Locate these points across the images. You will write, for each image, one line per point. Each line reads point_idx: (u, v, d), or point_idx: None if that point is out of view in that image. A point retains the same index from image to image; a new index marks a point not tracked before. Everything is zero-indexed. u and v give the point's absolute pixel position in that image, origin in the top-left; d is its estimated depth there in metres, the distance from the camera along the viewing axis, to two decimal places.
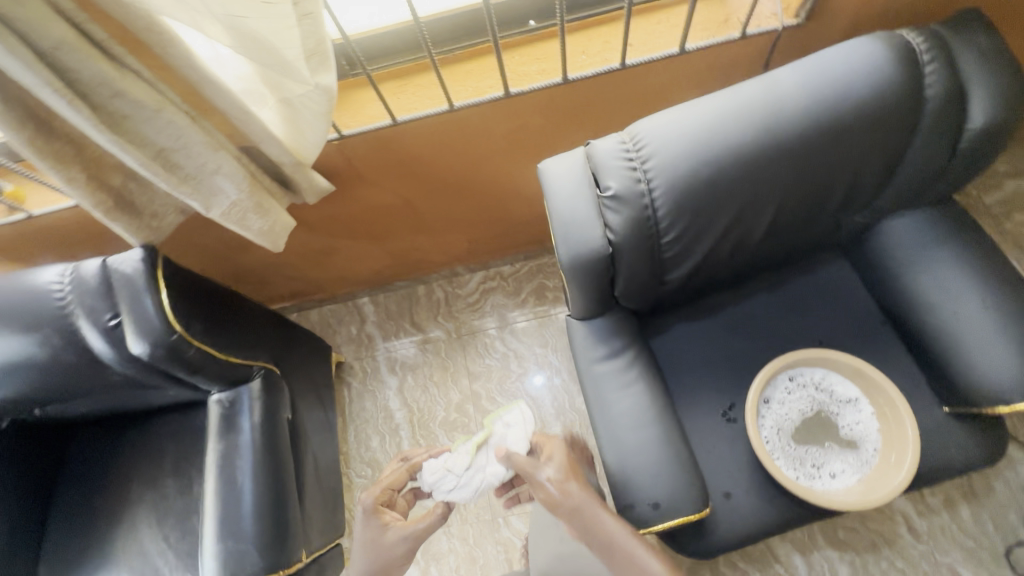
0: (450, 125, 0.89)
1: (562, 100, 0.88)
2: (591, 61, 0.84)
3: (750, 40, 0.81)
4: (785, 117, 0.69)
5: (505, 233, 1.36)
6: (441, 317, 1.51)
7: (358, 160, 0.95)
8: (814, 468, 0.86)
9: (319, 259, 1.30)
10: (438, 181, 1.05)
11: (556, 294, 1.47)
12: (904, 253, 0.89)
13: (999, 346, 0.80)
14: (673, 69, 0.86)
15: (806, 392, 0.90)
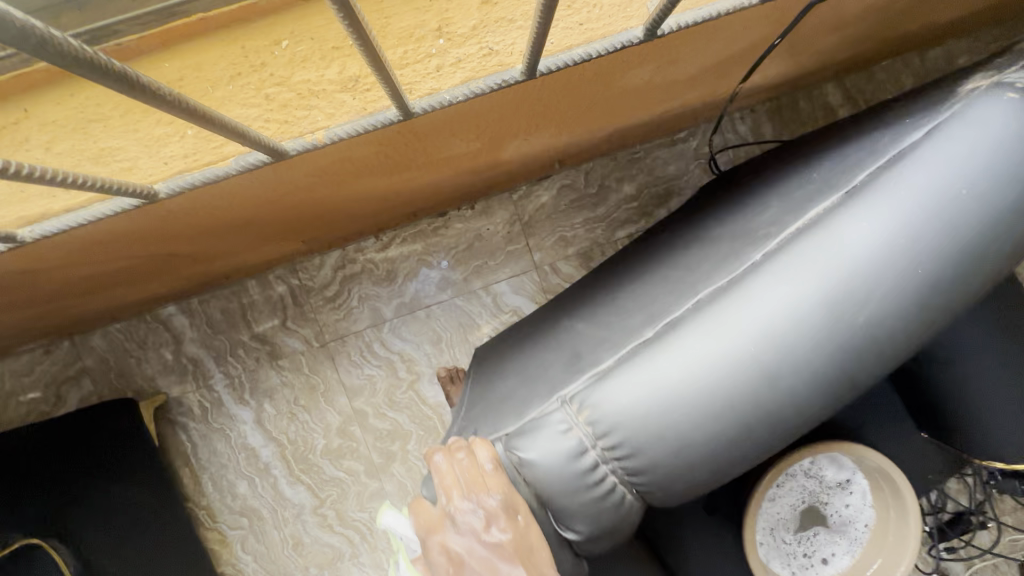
0: (288, 175, 0.53)
1: (481, 120, 0.53)
2: (464, 55, 0.45)
3: (750, 6, 0.45)
4: (849, 334, 0.55)
5: (372, 224, 0.94)
6: (291, 322, 1.10)
7: (40, 247, 0.52)
8: (806, 556, 0.91)
9: (61, 310, 0.79)
10: (273, 220, 0.66)
11: (445, 272, 1.11)
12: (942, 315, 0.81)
13: (1009, 414, 0.81)
14: (642, 57, 0.49)
15: (804, 484, 0.92)
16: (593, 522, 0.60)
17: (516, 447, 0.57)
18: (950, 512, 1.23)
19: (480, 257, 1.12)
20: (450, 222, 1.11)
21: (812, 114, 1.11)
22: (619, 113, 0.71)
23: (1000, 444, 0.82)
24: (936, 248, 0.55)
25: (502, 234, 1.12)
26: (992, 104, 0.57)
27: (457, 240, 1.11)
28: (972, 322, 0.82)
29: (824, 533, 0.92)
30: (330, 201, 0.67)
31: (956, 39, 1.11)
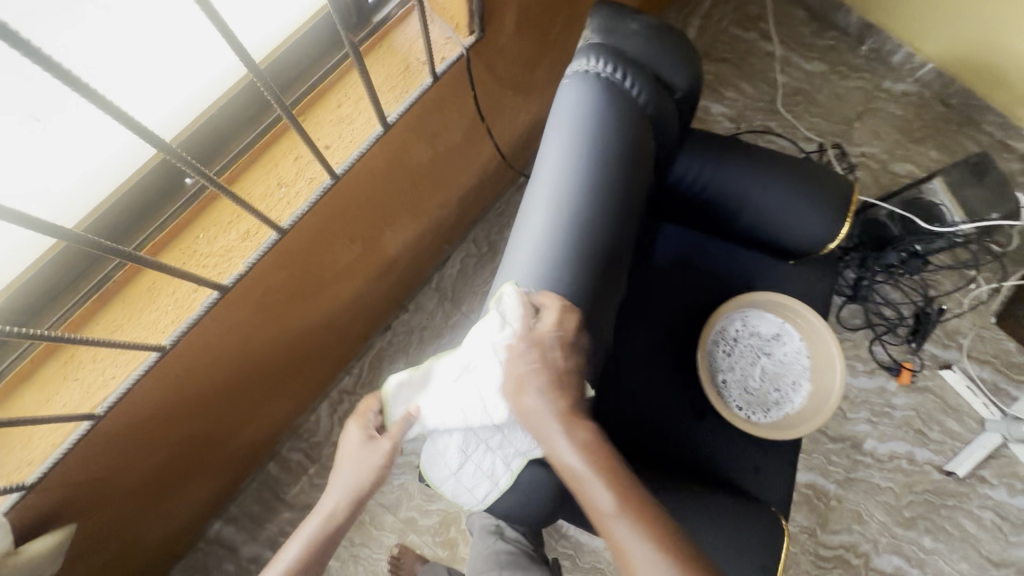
0: (198, 351, 0.67)
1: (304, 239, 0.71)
2: (297, 191, 0.64)
3: (442, 87, 0.74)
4: (606, 220, 0.66)
5: (327, 358, 1.13)
6: (317, 477, 1.25)
7: (89, 469, 0.65)
8: (779, 395, 1.03)
9: (123, 553, 0.92)
10: (215, 397, 0.80)
11: (413, 368, 1.32)
12: (699, 179, 0.95)
13: (799, 209, 0.95)
14: (395, 137, 0.73)
15: (743, 340, 1.05)
16: None
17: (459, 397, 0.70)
18: (910, 315, 1.39)
19: (434, 341, 1.34)
20: (397, 330, 1.34)
21: None
22: (442, 182, 0.99)
23: (789, 222, 0.95)
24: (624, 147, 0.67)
25: (440, 316, 1.35)
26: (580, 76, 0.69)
27: (408, 339, 1.33)
28: (706, 169, 0.94)
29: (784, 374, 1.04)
30: (252, 359, 0.83)
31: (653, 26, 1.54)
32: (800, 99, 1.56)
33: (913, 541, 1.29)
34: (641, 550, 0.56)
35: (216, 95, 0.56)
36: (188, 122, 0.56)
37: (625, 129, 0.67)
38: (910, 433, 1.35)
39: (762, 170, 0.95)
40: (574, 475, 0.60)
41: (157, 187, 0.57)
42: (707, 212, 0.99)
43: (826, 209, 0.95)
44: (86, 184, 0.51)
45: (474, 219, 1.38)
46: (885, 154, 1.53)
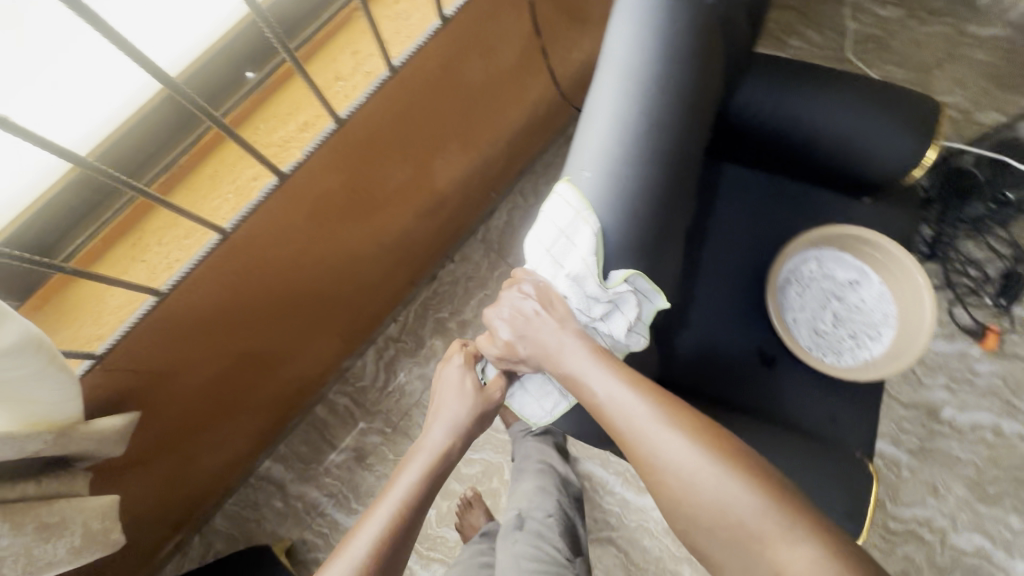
0: (253, 250, 0.67)
1: (357, 146, 0.71)
2: (355, 85, 0.63)
3: None
4: (671, 116, 0.65)
5: (374, 297, 1.13)
6: (362, 422, 1.26)
7: (149, 361, 0.66)
8: (856, 341, 0.97)
9: (181, 468, 0.95)
10: (266, 312, 0.81)
11: (458, 318, 1.31)
12: (765, 109, 0.89)
13: (885, 133, 0.85)
14: (449, 43, 0.71)
15: (816, 283, 1.01)
16: (617, 309, 0.67)
17: (547, 258, 0.68)
18: (995, 273, 1.26)
19: (479, 292, 1.33)
20: (443, 280, 1.33)
21: None
22: (493, 113, 0.97)
23: (873, 149, 0.87)
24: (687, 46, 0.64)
25: (486, 267, 1.34)
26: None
27: (453, 288, 1.33)
28: (773, 96, 0.88)
29: (863, 320, 0.98)
30: (303, 277, 0.83)
31: None
32: (871, 47, 1.45)
33: (998, 520, 1.17)
34: (672, 448, 0.56)
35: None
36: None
37: (695, 22, 0.64)
38: (995, 403, 1.23)
39: (841, 93, 0.87)
40: (609, 401, 0.61)
41: (239, 63, 0.60)
42: (774, 144, 0.93)
43: (916, 132, 0.85)
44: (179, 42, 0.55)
45: (522, 170, 1.35)
46: (970, 103, 1.40)
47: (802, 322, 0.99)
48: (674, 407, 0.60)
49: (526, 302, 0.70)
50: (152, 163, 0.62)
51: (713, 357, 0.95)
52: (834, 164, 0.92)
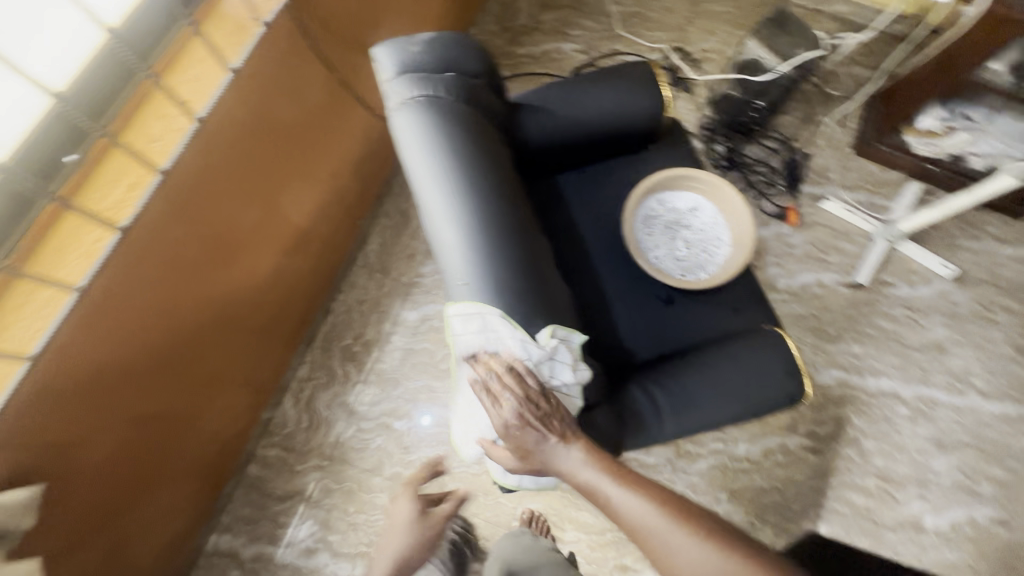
0: (118, 308, 0.75)
1: (189, 198, 0.80)
2: (170, 141, 0.74)
3: (282, 40, 0.86)
4: (467, 147, 0.72)
5: (269, 340, 1.20)
6: (298, 464, 1.30)
7: (43, 432, 0.71)
8: (704, 255, 1.06)
9: (117, 554, 0.95)
10: (150, 369, 0.86)
11: (362, 339, 1.40)
12: (552, 128, 1.02)
13: (633, 100, 1.04)
14: (245, 95, 0.83)
15: (660, 218, 1.07)
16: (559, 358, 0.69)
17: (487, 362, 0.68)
18: (779, 163, 1.56)
19: (374, 311, 1.42)
20: (338, 311, 1.41)
21: None
22: (321, 145, 1.10)
23: (635, 114, 1.05)
24: (446, 90, 0.75)
25: (374, 287, 1.44)
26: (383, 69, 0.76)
27: (349, 315, 1.42)
28: (547, 118, 1.01)
29: (706, 235, 1.07)
30: (180, 328, 0.90)
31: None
32: (636, 20, 1.76)
33: (844, 352, 1.43)
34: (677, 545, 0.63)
35: (89, 51, 0.67)
36: (68, 75, 0.66)
37: (446, 88, 0.75)
38: (813, 263, 1.50)
39: (591, 95, 1.03)
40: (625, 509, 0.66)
41: (54, 148, 0.66)
42: (572, 147, 1.06)
43: (649, 87, 1.05)
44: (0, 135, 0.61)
45: (381, 194, 1.49)
46: (721, 45, 1.73)
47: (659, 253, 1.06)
48: (673, 504, 0.66)
49: (507, 428, 0.65)
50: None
51: (623, 315, 1.06)
52: (618, 137, 1.08)
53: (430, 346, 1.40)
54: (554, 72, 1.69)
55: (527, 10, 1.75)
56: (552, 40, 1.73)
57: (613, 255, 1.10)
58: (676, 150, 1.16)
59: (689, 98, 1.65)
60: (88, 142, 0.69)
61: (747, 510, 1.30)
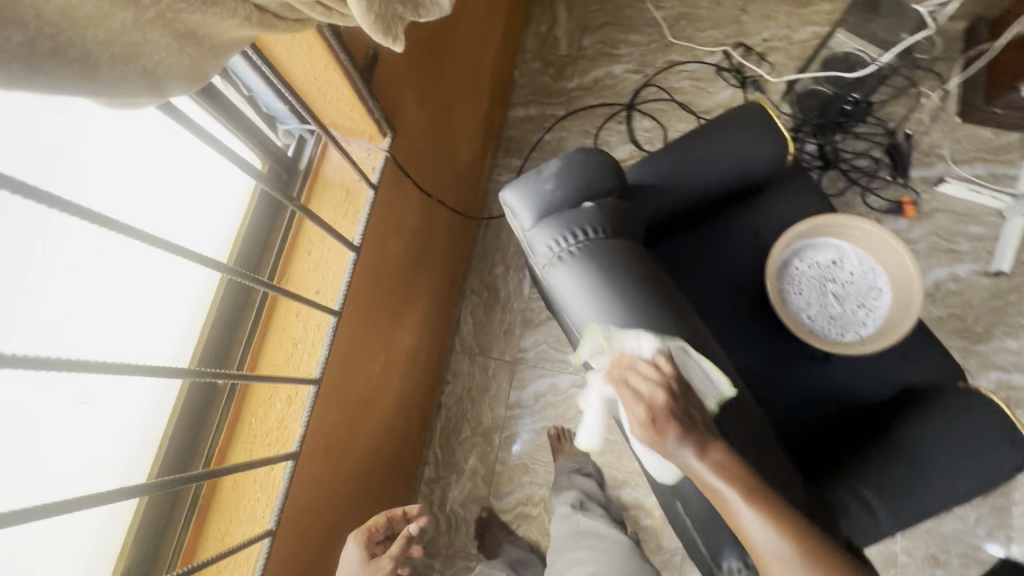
0: (289, 525, 0.71)
1: (334, 386, 0.76)
2: (312, 342, 0.72)
3: (386, 191, 0.80)
4: (640, 288, 0.65)
5: (401, 464, 1.17)
6: (447, 569, 1.28)
7: None
8: (859, 307, 0.97)
9: None
10: (321, 555, 0.84)
11: (479, 428, 1.36)
12: (669, 204, 0.95)
13: (752, 154, 0.95)
14: (365, 261, 0.79)
15: (806, 272, 0.97)
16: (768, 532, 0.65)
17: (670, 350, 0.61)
18: (881, 152, 1.42)
19: (485, 396, 1.38)
20: (449, 403, 1.39)
21: (522, 134, 1.58)
22: (422, 263, 1.05)
23: (755, 168, 0.97)
24: (597, 223, 0.68)
25: (479, 371, 1.40)
26: (522, 210, 0.70)
27: (460, 405, 1.38)
28: (663, 194, 0.94)
29: (858, 284, 0.97)
30: (338, 503, 0.87)
31: (528, 38, 1.65)
32: (685, 23, 1.62)
33: (999, 350, 1.29)
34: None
35: (197, 315, 0.69)
36: (189, 346, 0.68)
37: (597, 221, 0.68)
38: (941, 256, 1.36)
39: (710, 157, 0.95)
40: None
41: (196, 399, 0.68)
42: (691, 214, 0.99)
43: (767, 137, 0.96)
44: (134, 435, 0.62)
45: (463, 272, 1.44)
46: (785, 29, 1.57)
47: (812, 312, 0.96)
48: None
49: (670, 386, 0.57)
50: (164, 547, 0.65)
51: (779, 385, 0.97)
52: (737, 193, 1.00)
53: (550, 423, 1.35)
54: (611, 100, 1.58)
55: (566, 40, 1.64)
56: (601, 64, 1.62)
57: (752, 318, 1.01)
58: (796, 185, 1.05)
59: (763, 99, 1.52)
60: (226, 387, 0.70)
61: (926, 543, 1.21)
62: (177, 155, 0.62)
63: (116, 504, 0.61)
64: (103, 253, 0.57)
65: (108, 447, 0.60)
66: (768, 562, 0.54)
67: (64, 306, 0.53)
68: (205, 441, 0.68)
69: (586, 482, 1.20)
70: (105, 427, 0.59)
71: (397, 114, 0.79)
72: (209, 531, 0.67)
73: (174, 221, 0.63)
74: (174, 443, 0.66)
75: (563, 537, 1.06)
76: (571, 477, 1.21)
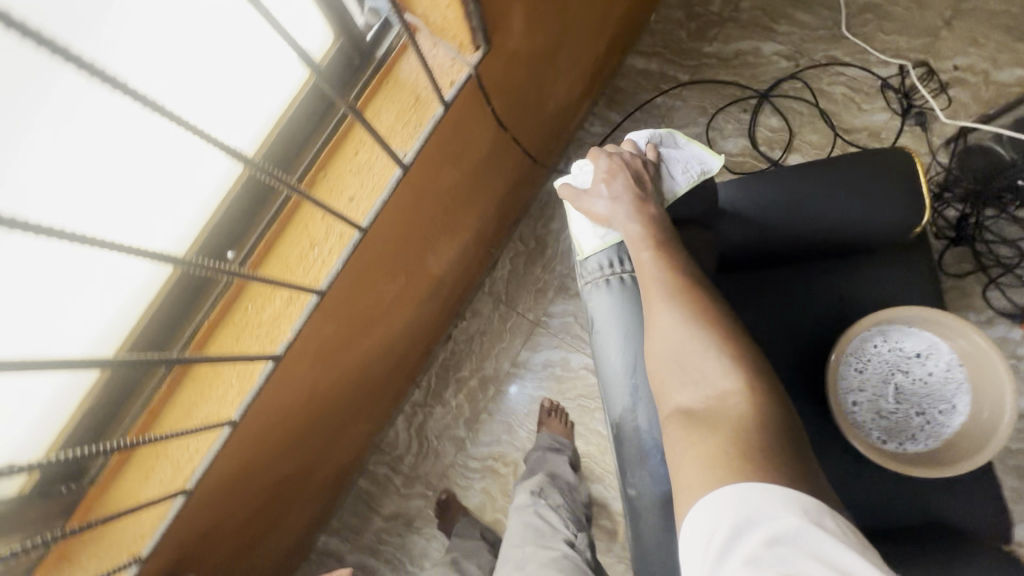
0: (258, 418, 0.70)
1: (340, 298, 0.72)
2: (330, 249, 0.65)
3: (458, 116, 0.71)
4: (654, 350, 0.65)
5: (393, 379, 1.16)
6: (404, 488, 1.32)
7: (191, 530, 0.71)
8: (919, 419, 0.86)
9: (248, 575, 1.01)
10: (290, 445, 0.85)
11: (479, 373, 1.34)
12: (753, 230, 0.86)
13: (869, 208, 0.83)
14: (412, 181, 0.71)
15: (877, 355, 0.88)
16: None
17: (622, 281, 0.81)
18: None
19: (495, 345, 1.34)
20: (458, 339, 1.36)
21: (633, 87, 1.41)
22: (477, 195, 0.96)
23: (868, 225, 0.84)
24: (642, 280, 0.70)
25: (498, 319, 1.35)
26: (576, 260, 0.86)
27: (468, 345, 1.35)
28: (753, 217, 0.86)
29: (934, 397, 0.86)
30: (318, 404, 0.86)
31: None
32: (869, 16, 1.35)
33: None
34: (687, 398, 0.59)
35: (217, 200, 0.59)
36: (196, 229, 0.59)
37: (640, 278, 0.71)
38: None
39: (819, 197, 0.84)
40: (665, 326, 0.64)
41: (191, 286, 0.60)
42: (775, 252, 0.88)
43: (898, 196, 0.82)
44: (114, 310, 0.55)
45: (518, 215, 1.35)
46: (987, 62, 1.28)
47: (862, 395, 0.88)
48: None
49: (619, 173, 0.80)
50: (117, 419, 0.61)
51: None
52: (837, 246, 0.87)
53: (548, 395, 1.31)
54: (746, 82, 1.37)
55: None
56: (751, 35, 1.39)
57: (800, 382, 0.90)
58: (906, 259, 0.91)
59: (920, 137, 1.28)
60: (219, 283, 0.62)
61: None
62: (237, 27, 0.49)
63: (70, 381, 0.55)
64: (117, 113, 0.46)
65: (85, 316, 0.52)
66: (657, 319, 0.66)
67: (63, 176, 0.45)
68: (183, 332, 0.61)
69: (560, 465, 1.17)
70: (82, 309, 0.52)
71: (500, 27, 0.68)
72: (167, 412, 0.63)
73: (212, 100, 0.52)
74: (154, 322, 0.59)
75: (516, 536, 1.01)
76: (543, 453, 1.19)
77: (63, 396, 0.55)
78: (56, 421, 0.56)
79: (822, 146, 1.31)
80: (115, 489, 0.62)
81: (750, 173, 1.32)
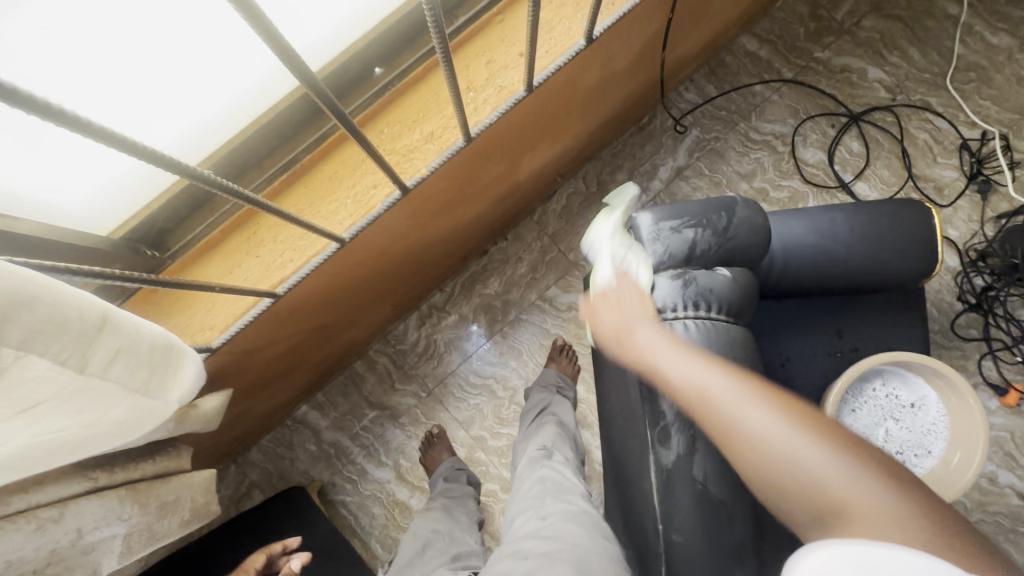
0: (350, 249, 0.68)
1: (464, 157, 0.70)
2: (485, 98, 0.62)
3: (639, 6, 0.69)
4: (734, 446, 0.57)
5: (435, 270, 1.13)
6: (399, 383, 1.32)
7: (249, 338, 0.70)
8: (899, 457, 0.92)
9: (245, 414, 0.98)
10: (343, 295, 0.82)
11: (504, 295, 1.33)
12: (795, 262, 0.85)
13: (898, 256, 0.84)
14: (574, 61, 0.70)
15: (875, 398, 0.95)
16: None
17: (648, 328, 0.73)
18: None
19: (529, 274, 1.33)
20: (493, 257, 1.34)
21: (737, 66, 1.39)
22: (592, 111, 0.95)
23: (892, 275, 0.85)
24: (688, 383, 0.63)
25: (538, 251, 1.34)
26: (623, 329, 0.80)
27: (501, 265, 1.34)
28: (800, 254, 0.84)
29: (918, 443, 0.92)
30: (385, 263, 0.84)
31: None
32: (973, 76, 1.37)
33: None
34: (816, 482, 0.51)
35: None
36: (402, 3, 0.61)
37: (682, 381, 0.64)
38: (998, 454, 1.27)
39: (854, 240, 0.84)
40: (750, 434, 0.55)
41: (372, 59, 0.63)
42: (806, 288, 0.88)
43: (925, 250, 0.84)
44: (322, 38, 0.57)
45: (590, 154, 1.34)
46: None
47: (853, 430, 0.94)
48: None
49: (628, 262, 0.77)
50: (262, 164, 0.66)
51: None
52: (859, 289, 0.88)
53: (564, 336, 1.32)
54: (842, 98, 1.38)
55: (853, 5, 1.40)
56: (862, 56, 1.39)
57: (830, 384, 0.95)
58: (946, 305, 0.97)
59: (978, 204, 1.34)
60: (392, 76, 0.65)
61: None
62: None
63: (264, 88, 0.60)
64: None
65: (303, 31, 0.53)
66: (740, 419, 0.56)
67: None
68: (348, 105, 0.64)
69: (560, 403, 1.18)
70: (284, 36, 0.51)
71: None
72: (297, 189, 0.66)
73: None
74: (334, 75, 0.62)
75: (530, 490, 0.89)
76: (551, 393, 1.16)
77: (237, 103, 0.59)
78: (226, 125, 0.60)
79: (892, 184, 1.35)
80: (222, 239, 0.64)
81: (818, 187, 1.34)
